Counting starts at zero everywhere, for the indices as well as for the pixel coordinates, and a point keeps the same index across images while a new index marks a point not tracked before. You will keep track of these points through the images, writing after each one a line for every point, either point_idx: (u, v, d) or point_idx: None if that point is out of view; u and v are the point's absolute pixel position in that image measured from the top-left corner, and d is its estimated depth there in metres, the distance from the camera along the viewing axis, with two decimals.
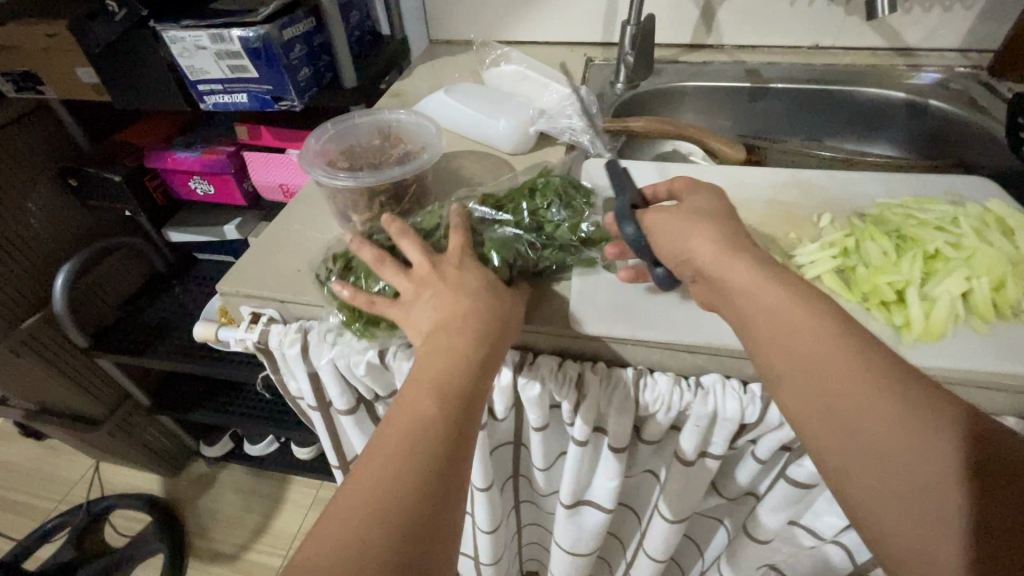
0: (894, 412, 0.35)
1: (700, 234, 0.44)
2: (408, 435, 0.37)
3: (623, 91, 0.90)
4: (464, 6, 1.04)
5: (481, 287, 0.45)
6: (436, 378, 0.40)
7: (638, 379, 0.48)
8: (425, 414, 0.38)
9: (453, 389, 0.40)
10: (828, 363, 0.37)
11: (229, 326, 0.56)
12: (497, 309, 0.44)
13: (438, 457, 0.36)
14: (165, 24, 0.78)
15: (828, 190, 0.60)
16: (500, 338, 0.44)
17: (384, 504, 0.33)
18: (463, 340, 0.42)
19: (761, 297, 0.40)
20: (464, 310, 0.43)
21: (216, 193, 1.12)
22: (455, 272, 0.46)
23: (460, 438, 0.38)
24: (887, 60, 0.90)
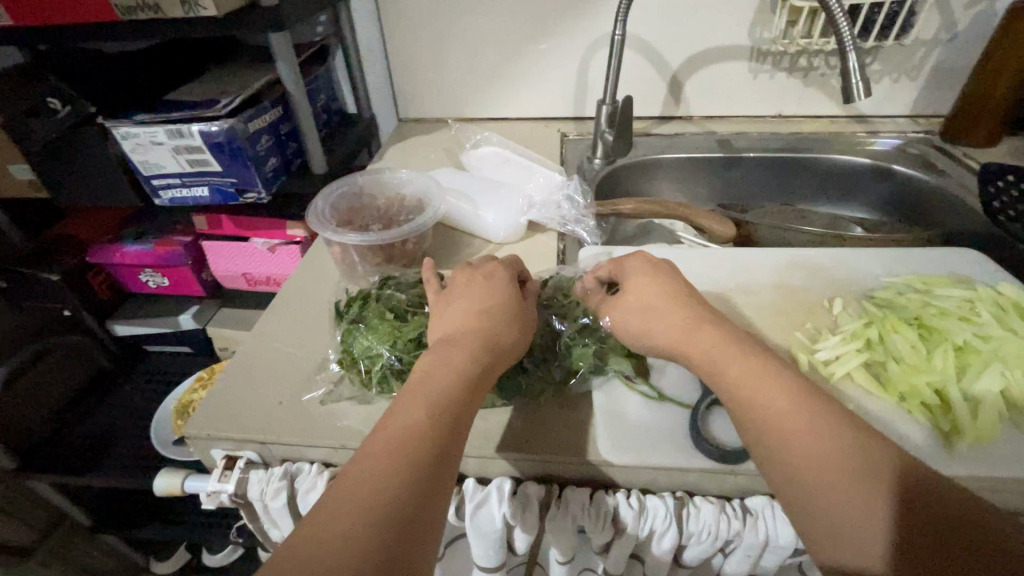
0: (834, 451, 0.33)
1: (662, 329, 0.44)
2: (383, 454, 0.33)
3: (602, 166, 0.89)
4: (432, 84, 1.03)
5: (498, 305, 0.45)
6: (434, 387, 0.38)
7: (680, 509, 0.43)
8: (417, 417, 0.36)
9: (445, 404, 0.37)
10: (780, 404, 0.36)
11: (196, 473, 0.49)
12: (503, 323, 0.44)
13: (425, 473, 0.33)
14: (116, 120, 0.72)
15: (831, 271, 0.59)
16: (504, 352, 0.42)
17: (362, 498, 0.31)
18: (460, 352, 0.40)
19: (734, 359, 0.40)
20: (478, 320, 0.43)
21: (171, 285, 1.03)
22: (470, 287, 0.47)
23: (448, 456, 0.35)
24: (846, 127, 0.94)
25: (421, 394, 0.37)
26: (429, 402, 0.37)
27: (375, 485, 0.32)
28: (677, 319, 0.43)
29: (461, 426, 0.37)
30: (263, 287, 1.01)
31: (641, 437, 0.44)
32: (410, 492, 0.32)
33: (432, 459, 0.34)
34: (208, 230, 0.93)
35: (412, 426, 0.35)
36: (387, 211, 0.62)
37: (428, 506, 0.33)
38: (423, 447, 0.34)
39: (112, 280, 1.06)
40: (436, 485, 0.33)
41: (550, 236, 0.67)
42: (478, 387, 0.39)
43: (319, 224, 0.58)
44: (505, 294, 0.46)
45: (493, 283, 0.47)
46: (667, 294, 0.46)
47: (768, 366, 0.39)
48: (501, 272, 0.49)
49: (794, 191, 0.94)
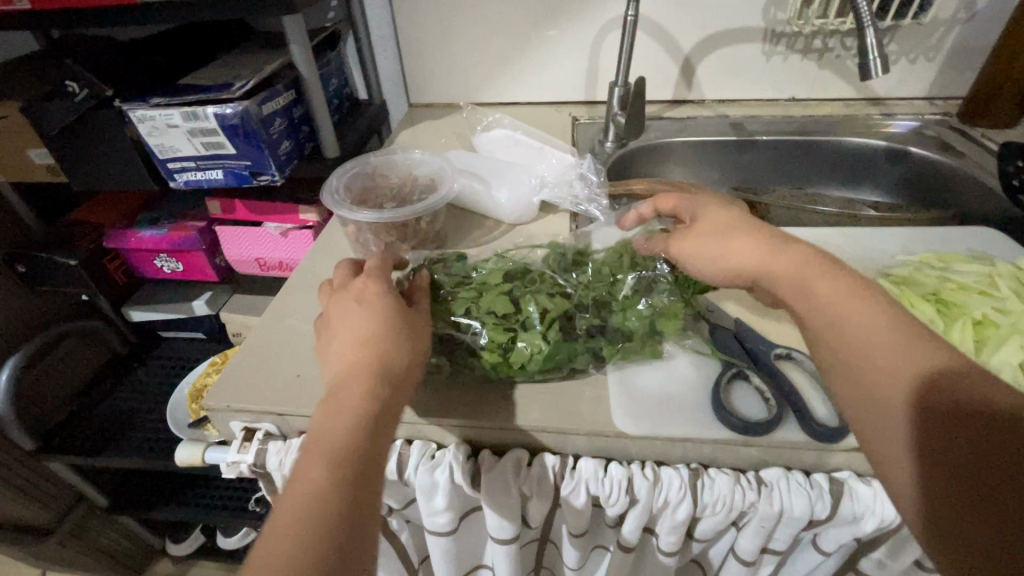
0: (899, 370, 0.34)
1: (740, 250, 0.43)
2: (286, 536, 0.30)
3: (614, 150, 0.88)
4: (442, 70, 1.03)
5: (380, 325, 0.41)
6: (331, 443, 0.35)
7: (695, 481, 0.43)
8: (317, 481, 0.33)
9: (345, 453, 0.34)
10: (862, 325, 0.37)
11: (215, 445, 0.50)
12: (387, 347, 0.40)
13: (338, 534, 0.31)
14: (131, 103, 0.72)
15: (848, 249, 0.58)
16: (398, 380, 0.39)
17: None
18: (352, 394, 0.37)
19: (821, 279, 0.40)
20: (367, 350, 0.39)
21: (185, 270, 1.04)
22: (350, 313, 0.42)
23: (361, 509, 0.33)
24: (861, 110, 0.93)
25: (316, 454, 0.34)
26: (326, 459, 0.34)
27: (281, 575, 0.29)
28: (758, 243, 0.43)
29: (368, 472, 0.35)
30: (276, 272, 1.01)
31: (655, 409, 0.44)
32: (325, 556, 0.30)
33: (338, 519, 0.32)
34: (221, 214, 0.93)
35: (312, 494, 0.32)
36: (400, 190, 0.62)
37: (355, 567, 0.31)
38: (331, 511, 0.32)
39: (127, 266, 1.07)
40: (353, 544, 0.32)
41: (562, 216, 0.67)
42: (380, 424, 0.37)
43: (333, 202, 0.58)
44: (388, 312, 0.42)
45: (370, 305, 0.42)
46: (743, 224, 0.45)
47: (861, 292, 0.38)
48: (376, 289, 0.44)
49: (807, 175, 0.93)
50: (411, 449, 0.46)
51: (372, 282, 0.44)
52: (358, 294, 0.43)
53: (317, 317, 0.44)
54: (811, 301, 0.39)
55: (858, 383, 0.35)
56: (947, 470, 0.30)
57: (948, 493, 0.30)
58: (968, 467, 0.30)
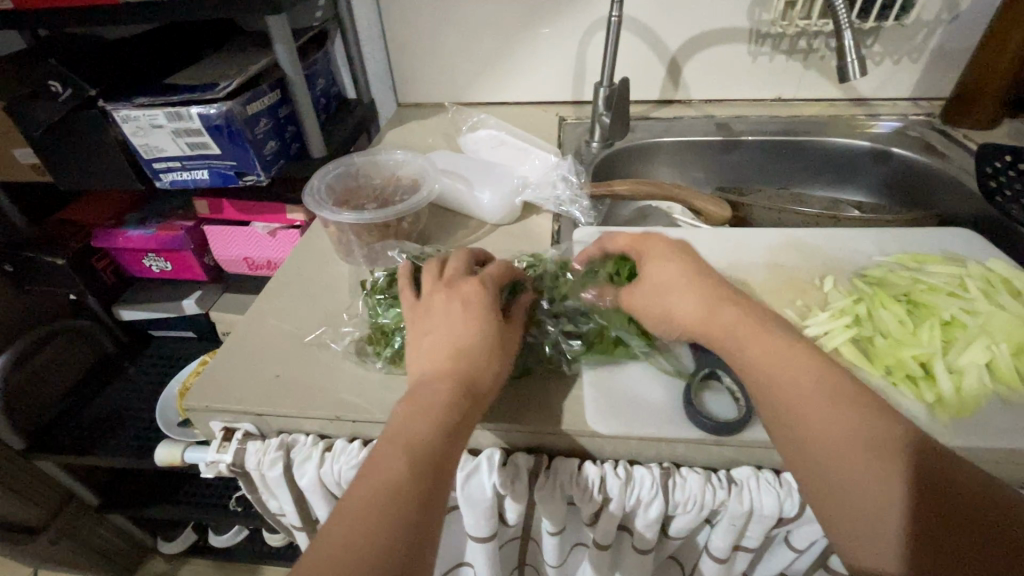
0: (852, 437, 0.35)
1: (681, 308, 0.44)
2: (361, 519, 0.32)
3: (599, 150, 0.88)
4: (430, 69, 1.03)
5: (473, 337, 0.42)
6: (410, 439, 0.36)
7: (666, 479, 0.44)
8: (396, 474, 0.34)
9: (427, 455, 0.36)
10: (811, 389, 0.38)
11: (196, 445, 0.51)
12: (481, 359, 0.42)
13: (409, 532, 0.32)
14: (116, 103, 0.72)
15: (825, 250, 0.59)
16: (482, 395, 0.41)
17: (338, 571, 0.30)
18: (438, 397, 0.39)
19: (762, 338, 0.41)
20: (454, 358, 0.41)
21: (174, 269, 1.05)
22: (452, 314, 0.44)
23: (429, 512, 0.34)
24: (846, 111, 0.93)
25: (397, 446, 0.36)
26: (406, 455, 0.35)
27: (352, 554, 0.30)
28: (699, 298, 0.44)
29: (440, 479, 0.36)
30: (264, 271, 1.02)
31: (628, 408, 0.45)
32: (392, 551, 0.31)
33: (411, 520, 0.33)
34: (208, 214, 0.93)
35: (390, 482, 0.34)
36: (382, 192, 0.63)
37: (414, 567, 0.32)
38: (402, 506, 0.33)
39: (116, 265, 1.07)
40: (417, 549, 0.32)
41: (545, 217, 0.68)
42: (457, 435, 0.38)
43: (315, 202, 0.59)
44: (483, 322, 0.43)
45: (469, 310, 0.44)
46: (688, 277, 0.45)
47: (797, 350, 0.40)
48: (479, 295, 0.45)
49: (793, 175, 0.94)
50: None
51: (479, 287, 0.45)
52: (464, 296, 0.45)
53: (410, 306, 0.46)
54: (755, 360, 0.40)
55: (802, 444, 0.36)
56: (928, 534, 0.32)
57: (926, 555, 0.31)
58: (940, 534, 0.32)
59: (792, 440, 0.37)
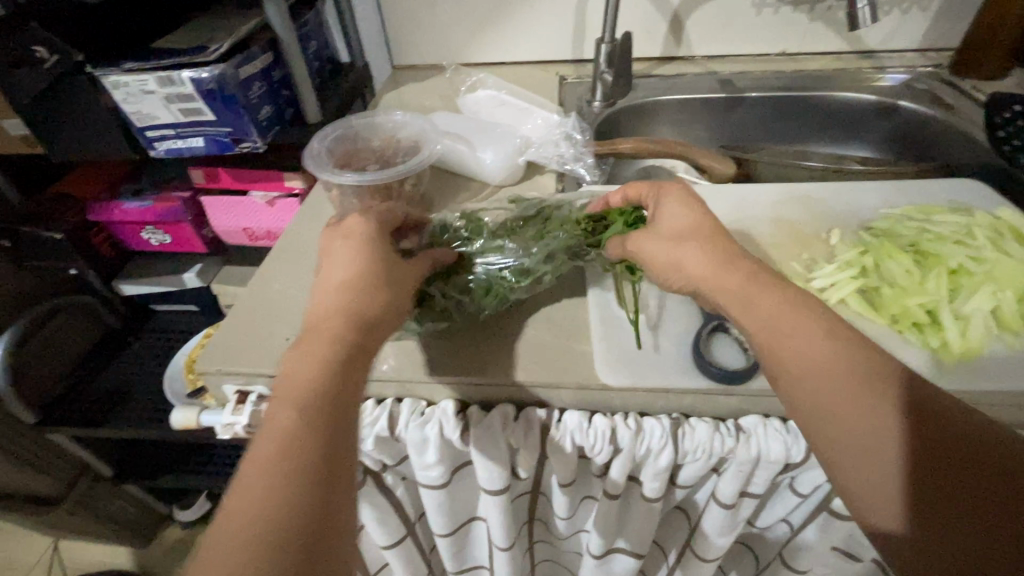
0: (857, 391, 0.35)
1: (696, 260, 0.43)
2: (260, 479, 0.31)
3: (601, 109, 0.87)
4: (425, 29, 1.00)
5: (361, 272, 0.42)
6: (300, 385, 0.36)
7: (675, 429, 0.45)
8: (288, 424, 0.34)
9: (319, 388, 0.36)
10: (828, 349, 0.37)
11: (210, 409, 0.51)
12: (365, 287, 0.41)
13: (314, 476, 0.32)
14: (104, 68, 0.70)
15: (831, 203, 0.58)
16: (373, 325, 0.41)
17: (250, 529, 0.29)
18: (324, 341, 0.38)
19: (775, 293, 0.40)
20: (343, 296, 0.41)
21: (173, 242, 1.04)
22: (340, 257, 0.43)
23: (336, 455, 0.34)
24: (852, 64, 0.91)
25: (288, 396, 0.35)
26: (298, 403, 0.35)
27: (260, 516, 0.30)
28: (706, 252, 0.43)
29: (340, 419, 0.36)
30: (265, 241, 1.01)
31: (638, 362, 0.46)
32: (304, 482, 0.32)
33: (314, 447, 0.33)
34: (205, 184, 0.92)
35: (284, 433, 0.33)
36: (382, 154, 0.62)
37: (330, 506, 0.32)
38: (306, 454, 0.33)
39: (114, 239, 1.06)
40: (330, 492, 0.32)
41: (548, 176, 0.67)
42: (351, 371, 0.38)
43: (315, 165, 0.58)
44: (371, 256, 0.43)
45: (352, 250, 0.43)
46: (696, 231, 0.45)
47: (828, 303, 0.39)
48: (369, 234, 0.45)
49: (797, 132, 0.92)
50: (401, 407, 0.48)
51: (364, 225, 0.45)
52: (346, 239, 0.44)
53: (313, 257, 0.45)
54: (767, 315, 0.40)
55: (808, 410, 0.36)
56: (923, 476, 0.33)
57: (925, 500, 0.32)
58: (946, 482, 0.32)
59: (799, 392, 0.37)
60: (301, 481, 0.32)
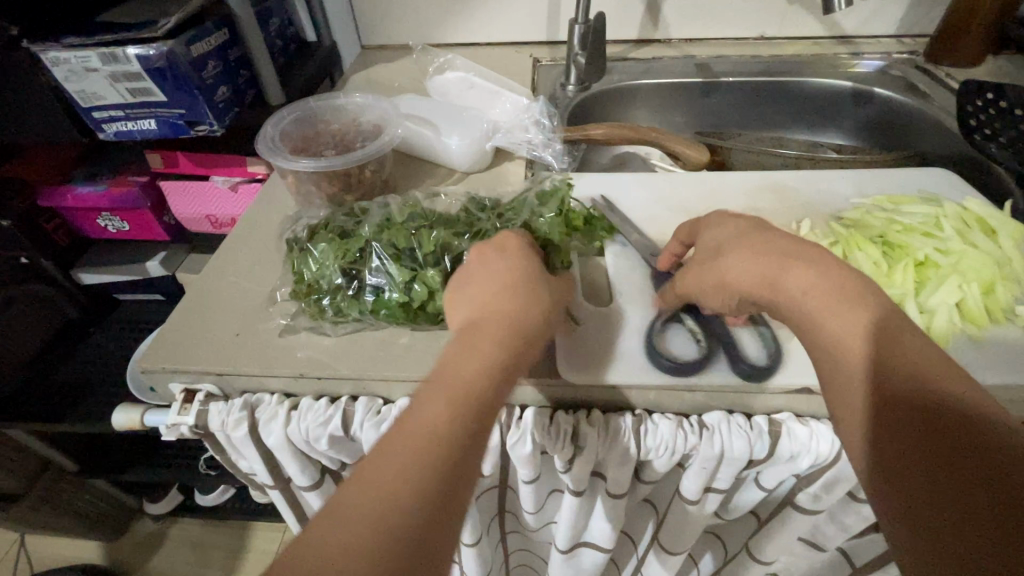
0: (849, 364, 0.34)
1: (736, 270, 0.39)
2: (401, 463, 0.28)
3: (575, 94, 0.84)
4: (394, 7, 0.95)
5: (522, 275, 0.40)
6: (457, 380, 0.33)
7: (638, 426, 0.44)
8: (445, 416, 0.31)
9: (469, 391, 0.33)
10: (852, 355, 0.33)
11: (156, 408, 0.49)
12: (518, 294, 0.39)
13: (446, 476, 0.29)
14: (42, 44, 0.66)
15: (802, 192, 0.57)
16: (531, 335, 0.38)
17: (380, 510, 0.27)
18: (487, 339, 0.35)
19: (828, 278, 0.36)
20: (502, 296, 0.38)
21: (132, 229, 0.99)
22: (493, 264, 0.41)
23: (473, 461, 0.31)
24: (829, 49, 0.90)
25: (445, 387, 0.32)
26: (453, 395, 0.32)
27: (391, 499, 0.27)
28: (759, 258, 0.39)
29: (488, 425, 0.32)
30: (229, 229, 0.97)
31: (601, 356, 0.45)
32: (433, 498, 0.28)
33: (452, 457, 0.30)
34: (163, 168, 0.88)
35: (436, 424, 0.30)
36: (340, 138, 0.58)
37: (449, 514, 0.28)
38: (445, 450, 0.30)
39: (69, 226, 1.01)
40: (455, 499, 0.29)
41: (518, 163, 0.65)
42: (511, 377, 0.35)
43: (268, 150, 0.55)
44: (526, 268, 0.41)
45: (521, 257, 0.42)
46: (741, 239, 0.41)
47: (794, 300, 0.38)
48: (521, 246, 0.43)
49: (773, 118, 0.91)
50: (357, 405, 0.46)
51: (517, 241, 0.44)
52: (509, 247, 0.43)
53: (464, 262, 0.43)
54: None
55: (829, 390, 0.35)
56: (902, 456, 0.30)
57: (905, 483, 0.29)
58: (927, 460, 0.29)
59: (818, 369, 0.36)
60: (433, 473, 0.29)
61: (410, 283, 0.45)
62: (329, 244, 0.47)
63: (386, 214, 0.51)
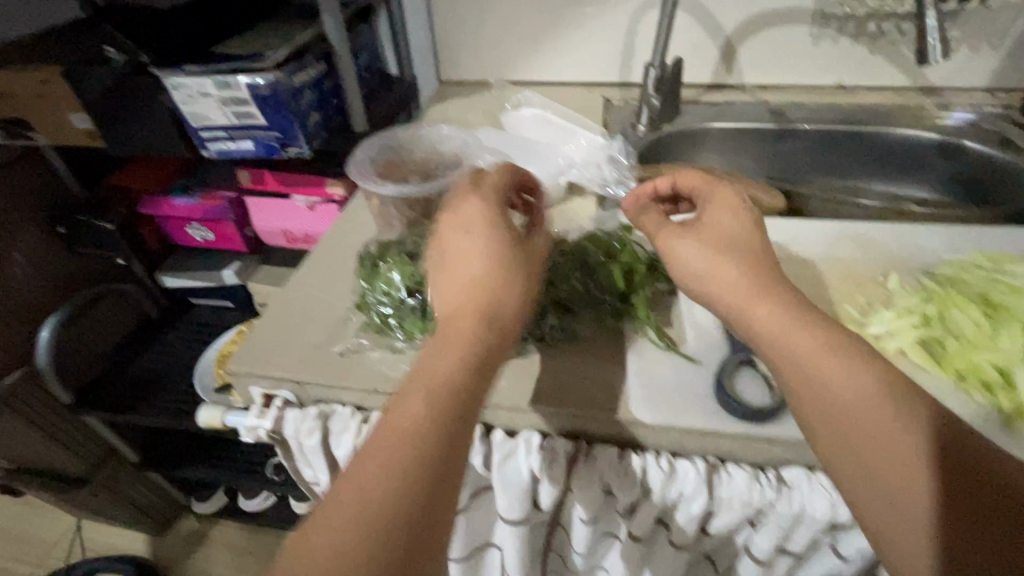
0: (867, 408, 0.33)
1: (725, 271, 0.40)
2: (379, 468, 0.30)
3: (645, 133, 0.85)
4: (474, 46, 1.01)
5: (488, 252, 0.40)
6: (432, 378, 0.34)
7: (711, 475, 0.43)
8: (417, 416, 0.32)
9: (444, 397, 0.33)
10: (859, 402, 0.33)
11: (235, 410, 0.51)
12: (487, 286, 0.39)
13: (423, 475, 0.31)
14: (167, 70, 0.73)
15: (889, 245, 0.55)
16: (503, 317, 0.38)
17: (362, 516, 0.29)
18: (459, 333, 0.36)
19: (799, 313, 0.37)
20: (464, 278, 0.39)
21: (216, 239, 1.06)
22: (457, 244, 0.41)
23: (449, 454, 0.32)
24: (914, 100, 0.87)
25: (420, 386, 0.34)
26: (427, 394, 0.33)
27: (370, 505, 0.29)
28: (740, 271, 0.40)
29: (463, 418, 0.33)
30: (302, 245, 1.03)
31: (673, 400, 0.44)
32: (409, 503, 0.30)
33: (426, 459, 0.31)
34: (251, 185, 0.95)
35: (409, 426, 0.32)
36: (424, 167, 0.61)
37: (432, 511, 0.30)
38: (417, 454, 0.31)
39: (162, 233, 1.10)
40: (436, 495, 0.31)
41: (589, 199, 0.65)
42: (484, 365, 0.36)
43: (358, 174, 0.58)
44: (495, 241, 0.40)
45: (483, 230, 0.41)
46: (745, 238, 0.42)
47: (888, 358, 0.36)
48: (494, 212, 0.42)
49: (849, 167, 0.89)
50: None
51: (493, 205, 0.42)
52: (469, 221, 0.41)
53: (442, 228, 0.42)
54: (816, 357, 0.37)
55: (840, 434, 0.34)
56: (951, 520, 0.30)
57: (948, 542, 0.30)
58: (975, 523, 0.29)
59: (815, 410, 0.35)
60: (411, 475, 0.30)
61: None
62: (396, 265, 0.49)
63: None
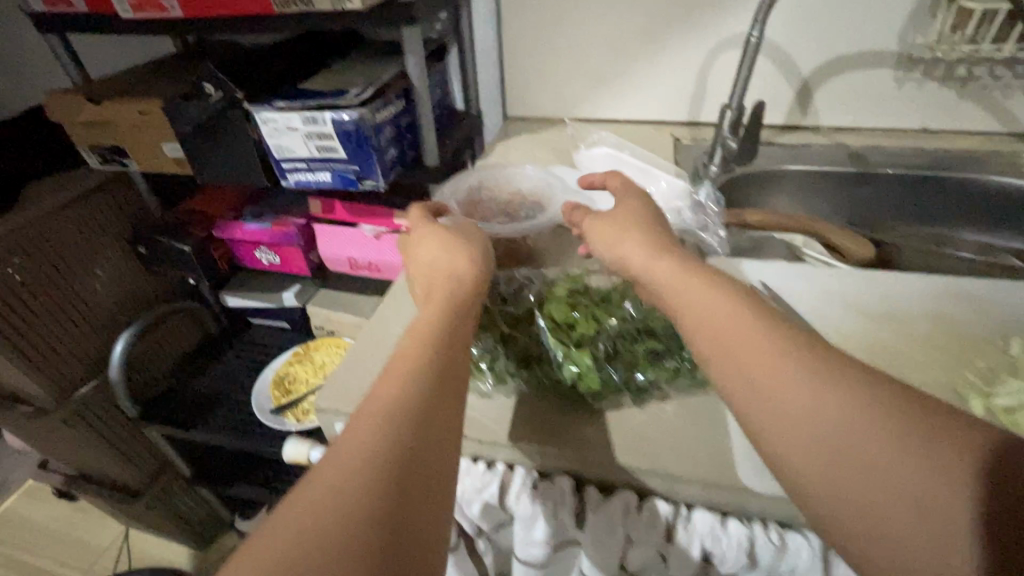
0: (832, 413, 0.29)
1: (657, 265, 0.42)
2: (374, 418, 0.32)
3: (716, 174, 0.83)
4: (541, 84, 1.03)
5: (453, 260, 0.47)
6: (413, 351, 0.37)
7: (825, 552, 0.40)
8: (404, 377, 0.34)
9: (425, 362, 0.36)
10: (803, 409, 0.30)
11: (319, 444, 0.52)
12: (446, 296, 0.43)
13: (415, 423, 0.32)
14: (258, 105, 0.77)
15: (1004, 305, 0.51)
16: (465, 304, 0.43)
17: (359, 458, 0.29)
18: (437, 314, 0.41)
19: (697, 310, 0.37)
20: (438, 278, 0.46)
21: (282, 263, 1.08)
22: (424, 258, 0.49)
23: (436, 410, 0.33)
24: (1007, 146, 0.83)
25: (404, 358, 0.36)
26: (412, 362, 0.36)
27: (367, 448, 0.30)
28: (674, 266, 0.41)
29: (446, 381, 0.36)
30: (365, 272, 1.05)
31: None
32: (401, 446, 0.30)
33: (418, 413, 0.32)
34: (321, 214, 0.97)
35: (401, 385, 0.34)
36: (506, 208, 0.62)
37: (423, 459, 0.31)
38: (410, 405, 0.33)
39: (231, 256, 1.12)
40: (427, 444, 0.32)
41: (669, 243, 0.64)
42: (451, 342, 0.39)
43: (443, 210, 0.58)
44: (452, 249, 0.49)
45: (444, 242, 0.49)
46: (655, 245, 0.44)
47: None
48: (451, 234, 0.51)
49: (934, 214, 0.85)
50: (514, 476, 0.46)
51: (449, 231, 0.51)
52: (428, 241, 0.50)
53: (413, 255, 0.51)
54: None
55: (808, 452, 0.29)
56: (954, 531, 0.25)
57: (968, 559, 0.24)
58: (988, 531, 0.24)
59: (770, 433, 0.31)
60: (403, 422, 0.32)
61: (562, 362, 0.46)
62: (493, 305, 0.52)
63: (545, 285, 0.54)
